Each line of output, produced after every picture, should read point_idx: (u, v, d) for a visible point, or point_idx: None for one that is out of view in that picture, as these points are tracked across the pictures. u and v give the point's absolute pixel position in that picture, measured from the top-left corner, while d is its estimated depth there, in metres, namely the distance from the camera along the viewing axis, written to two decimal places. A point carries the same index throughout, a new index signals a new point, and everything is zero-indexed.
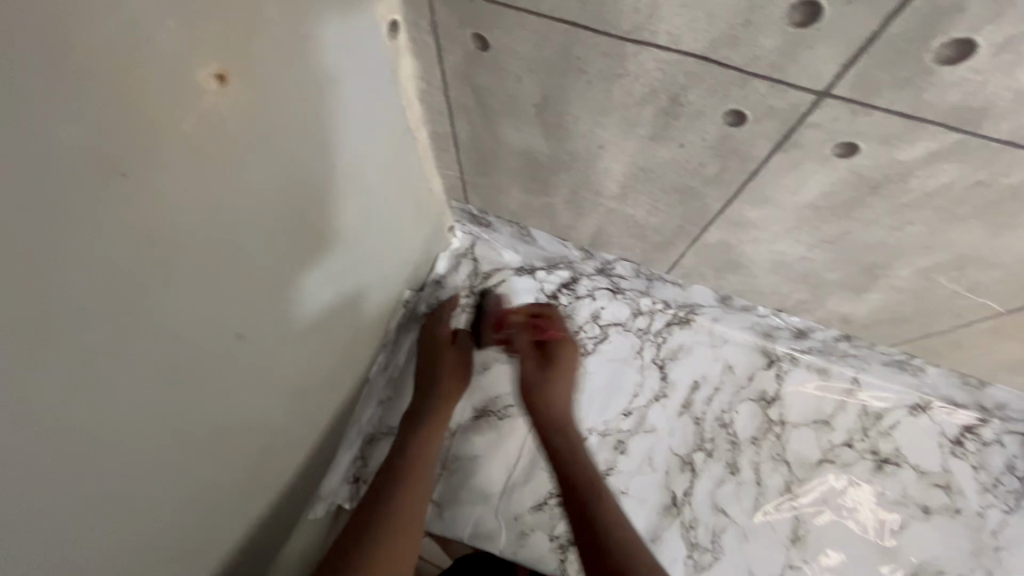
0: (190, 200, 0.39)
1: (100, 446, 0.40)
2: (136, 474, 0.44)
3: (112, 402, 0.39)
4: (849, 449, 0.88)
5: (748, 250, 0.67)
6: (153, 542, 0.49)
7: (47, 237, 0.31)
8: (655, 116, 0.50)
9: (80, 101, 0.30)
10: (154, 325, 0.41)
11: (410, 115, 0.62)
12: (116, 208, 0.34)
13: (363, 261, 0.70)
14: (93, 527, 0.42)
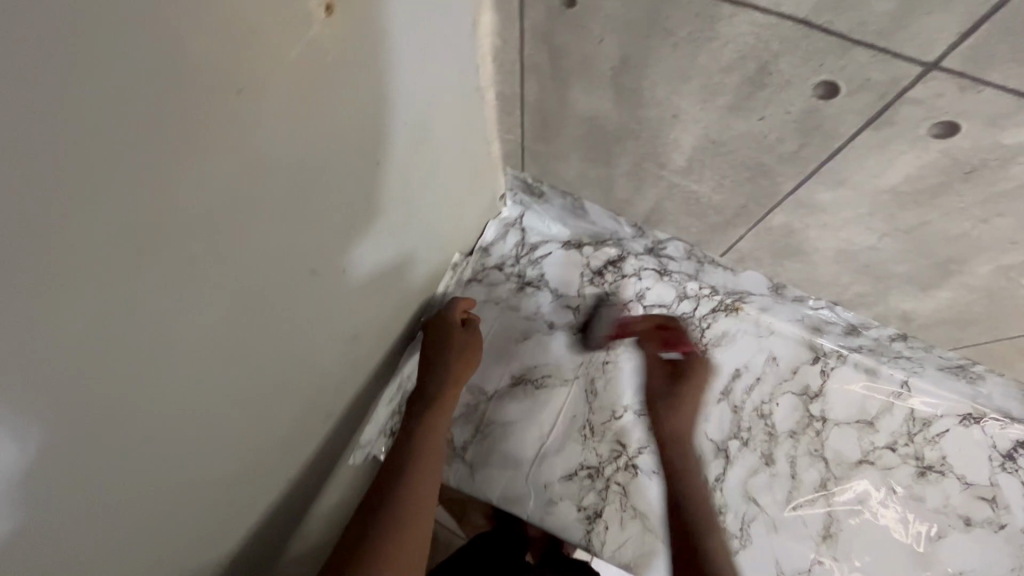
0: (287, 137, 0.40)
1: (185, 366, 0.42)
2: (211, 397, 0.46)
3: (200, 326, 0.41)
4: (892, 452, 0.86)
5: (812, 236, 0.65)
6: (211, 469, 0.51)
7: (149, 151, 0.30)
8: (737, 85, 0.48)
9: (208, 25, 0.30)
10: (240, 256, 0.42)
11: (481, 73, 0.62)
12: (222, 137, 0.34)
13: (425, 220, 0.70)
14: (173, 443, 0.44)
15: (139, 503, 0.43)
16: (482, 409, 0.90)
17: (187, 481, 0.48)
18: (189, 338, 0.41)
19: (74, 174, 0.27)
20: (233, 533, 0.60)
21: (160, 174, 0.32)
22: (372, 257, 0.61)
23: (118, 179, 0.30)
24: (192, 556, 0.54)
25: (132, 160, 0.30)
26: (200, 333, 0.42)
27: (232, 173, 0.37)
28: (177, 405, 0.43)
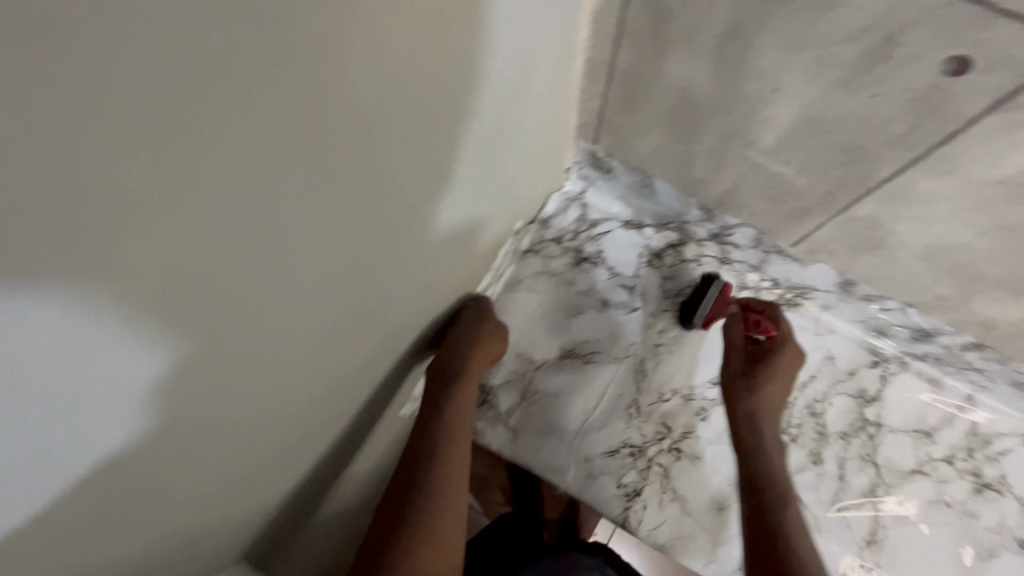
0: (424, 74, 0.40)
1: (302, 300, 0.43)
2: (313, 332, 0.47)
3: (320, 260, 0.42)
4: (948, 466, 0.83)
5: (901, 228, 0.63)
6: (294, 404, 0.52)
7: (308, 55, 0.29)
8: (855, 59, 0.47)
9: None
10: (365, 195, 0.42)
11: (578, 36, 0.61)
12: (376, 64, 0.34)
13: (507, 183, 0.70)
14: (274, 373, 0.45)
15: (238, 423, 0.44)
16: (529, 377, 0.91)
17: (278, 408, 0.49)
18: (306, 267, 0.41)
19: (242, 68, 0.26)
20: (303, 470, 0.61)
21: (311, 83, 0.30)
22: (461, 214, 0.61)
23: (276, 82, 0.28)
24: (270, 483, 0.56)
25: (301, 67, 0.29)
26: (315, 266, 0.42)
27: (367, 96, 0.36)
28: (290, 335, 0.44)
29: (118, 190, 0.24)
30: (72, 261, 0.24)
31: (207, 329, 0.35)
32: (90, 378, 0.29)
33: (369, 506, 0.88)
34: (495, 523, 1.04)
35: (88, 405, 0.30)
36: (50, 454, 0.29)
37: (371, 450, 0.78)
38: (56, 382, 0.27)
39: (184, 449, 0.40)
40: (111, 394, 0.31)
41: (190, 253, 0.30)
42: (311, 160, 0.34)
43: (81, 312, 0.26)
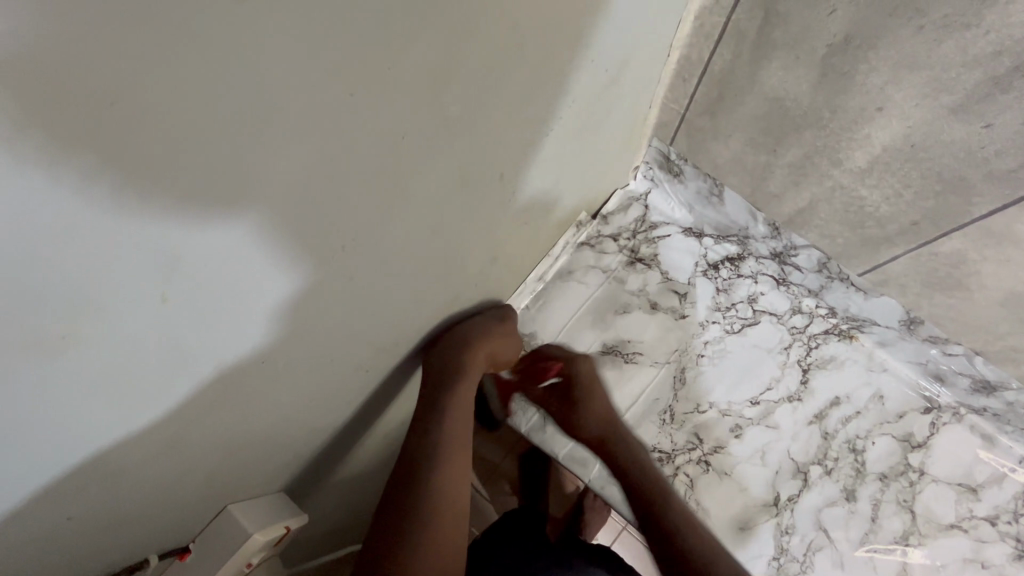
0: (543, 50, 0.40)
1: (390, 255, 0.44)
2: (391, 287, 0.49)
3: (413, 218, 0.43)
4: (989, 526, 0.80)
5: (987, 271, 0.61)
6: (361, 350, 0.54)
7: (451, 6, 0.30)
8: (977, 84, 0.45)
9: None
10: (466, 161, 0.43)
11: (677, 33, 0.61)
12: (506, 31, 0.35)
13: (580, 172, 0.70)
14: (350, 319, 0.47)
15: (316, 356, 0.47)
16: None
17: (348, 351, 0.52)
18: (403, 220, 0.42)
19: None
20: (347, 418, 0.63)
21: (456, 23, 0.31)
22: (535, 194, 0.62)
23: (429, 20, 0.30)
24: (324, 422, 0.59)
25: (445, 22, 0.31)
26: (413, 217, 0.43)
27: (494, 49, 0.36)
28: (373, 286, 0.46)
29: (283, 101, 0.26)
30: (231, 167, 0.26)
31: (319, 261, 0.37)
32: (218, 290, 0.31)
33: (372, 484, 0.87)
34: (506, 511, 1.05)
35: (211, 314, 0.32)
36: (172, 353, 0.32)
37: (392, 423, 0.78)
38: (193, 287, 0.30)
39: (270, 370, 0.42)
40: (230, 309, 0.33)
41: (321, 178, 0.32)
42: (430, 118, 0.36)
43: (227, 227, 0.28)
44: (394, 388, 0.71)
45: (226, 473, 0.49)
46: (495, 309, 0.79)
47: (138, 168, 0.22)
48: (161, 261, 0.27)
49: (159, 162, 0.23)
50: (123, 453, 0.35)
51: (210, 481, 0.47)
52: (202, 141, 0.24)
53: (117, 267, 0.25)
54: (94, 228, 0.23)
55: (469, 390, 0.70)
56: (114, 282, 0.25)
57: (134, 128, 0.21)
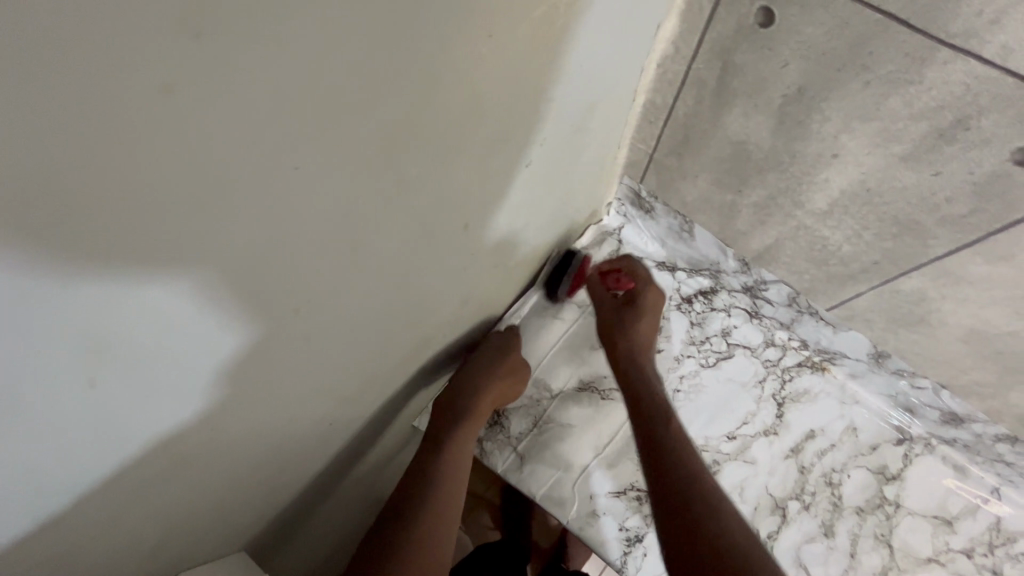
0: (504, 112, 0.40)
1: (351, 309, 0.44)
2: (355, 338, 0.48)
3: (371, 274, 0.42)
4: (966, 558, 0.80)
5: (945, 309, 0.62)
6: (327, 399, 0.52)
7: (399, 80, 0.30)
8: (924, 136, 0.47)
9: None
10: (427, 217, 0.43)
11: (642, 80, 0.62)
12: (461, 98, 0.35)
13: (551, 212, 0.71)
14: (310, 374, 0.46)
15: (277, 411, 0.46)
16: (544, 405, 0.90)
17: (312, 402, 0.50)
18: (365, 274, 0.42)
19: (357, 73, 0.27)
20: (313, 467, 0.62)
21: (405, 95, 0.31)
22: (505, 237, 0.62)
23: (383, 90, 0.29)
24: (289, 472, 0.57)
25: (391, 94, 0.30)
26: (375, 270, 0.42)
27: (456, 111, 0.36)
28: (335, 340, 0.45)
29: (224, 173, 0.25)
30: (168, 237, 0.25)
31: (271, 321, 0.36)
32: (159, 358, 0.31)
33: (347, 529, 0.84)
34: (484, 547, 1.03)
35: (152, 382, 0.31)
36: (110, 425, 0.31)
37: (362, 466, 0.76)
38: (130, 360, 0.29)
39: (221, 433, 0.41)
40: (176, 372, 0.32)
41: (269, 243, 0.31)
42: (384, 182, 0.36)
43: (167, 298, 0.28)
44: (365, 432, 0.69)
45: (180, 538, 0.47)
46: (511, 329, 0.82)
47: (62, 245, 0.21)
48: (89, 343, 0.26)
49: (87, 238, 0.22)
50: (55, 533, 0.33)
51: (162, 547, 0.45)
52: (128, 217, 0.23)
53: (35, 356, 0.24)
54: (5, 322, 0.22)
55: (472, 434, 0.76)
56: (37, 363, 0.24)
57: (56, 210, 0.20)
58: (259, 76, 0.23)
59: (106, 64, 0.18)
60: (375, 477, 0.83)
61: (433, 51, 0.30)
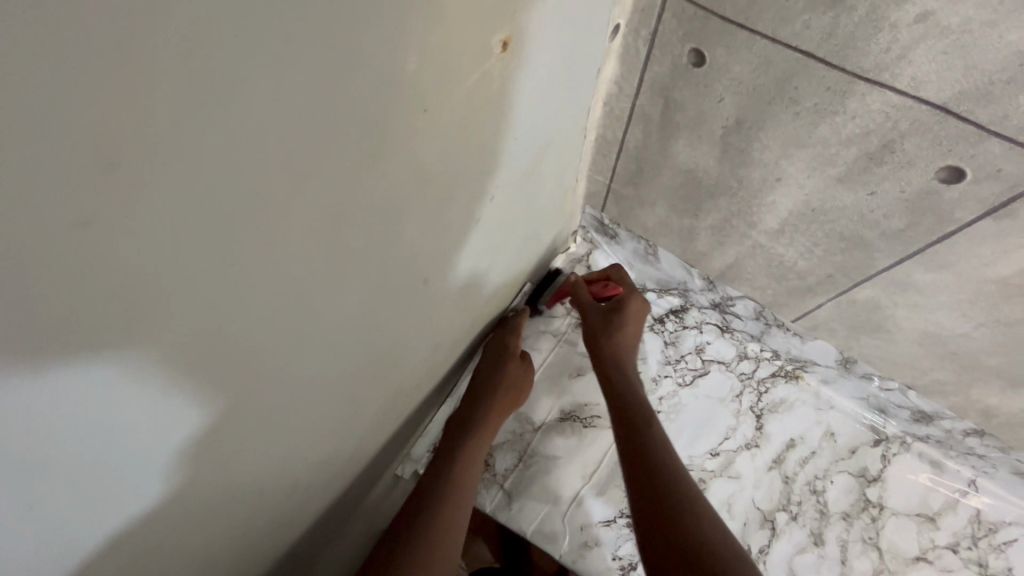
0: (451, 172, 0.41)
1: (314, 373, 0.43)
2: (323, 399, 0.48)
3: (328, 340, 0.42)
4: (952, 553, 0.82)
5: (900, 315, 0.64)
6: (302, 462, 0.52)
7: (332, 163, 0.30)
8: (855, 159, 0.49)
9: (428, 65, 0.31)
10: (382, 277, 0.43)
11: (590, 118, 0.64)
12: (401, 165, 0.35)
13: (515, 248, 0.71)
14: (278, 442, 0.45)
15: (246, 484, 0.45)
16: (527, 439, 0.90)
17: (284, 469, 0.49)
18: (324, 339, 0.41)
19: (286, 166, 0.27)
20: (292, 531, 0.60)
21: (340, 176, 0.31)
22: (469, 280, 0.63)
23: (318, 172, 0.30)
24: (266, 541, 0.55)
25: (325, 177, 0.30)
26: (336, 333, 0.42)
27: (399, 178, 0.36)
28: (300, 405, 0.45)
29: (159, 278, 0.25)
30: (110, 341, 0.25)
31: (228, 401, 0.35)
32: (117, 448, 0.30)
33: None
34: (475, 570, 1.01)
35: (109, 475, 0.30)
36: (70, 522, 0.30)
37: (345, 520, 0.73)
38: (85, 458, 0.28)
39: (189, 515, 0.40)
40: (137, 458, 0.31)
41: (221, 329, 0.31)
42: (332, 254, 0.36)
43: (118, 389, 0.27)
44: (347, 486, 0.68)
45: None
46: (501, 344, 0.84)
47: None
48: (33, 457, 0.25)
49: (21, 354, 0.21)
50: None
51: None
52: (58, 334, 0.22)
53: None
54: None
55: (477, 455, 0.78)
56: None
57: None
58: (183, 188, 0.23)
59: (16, 205, 0.18)
60: (366, 528, 0.80)
61: (362, 130, 0.30)
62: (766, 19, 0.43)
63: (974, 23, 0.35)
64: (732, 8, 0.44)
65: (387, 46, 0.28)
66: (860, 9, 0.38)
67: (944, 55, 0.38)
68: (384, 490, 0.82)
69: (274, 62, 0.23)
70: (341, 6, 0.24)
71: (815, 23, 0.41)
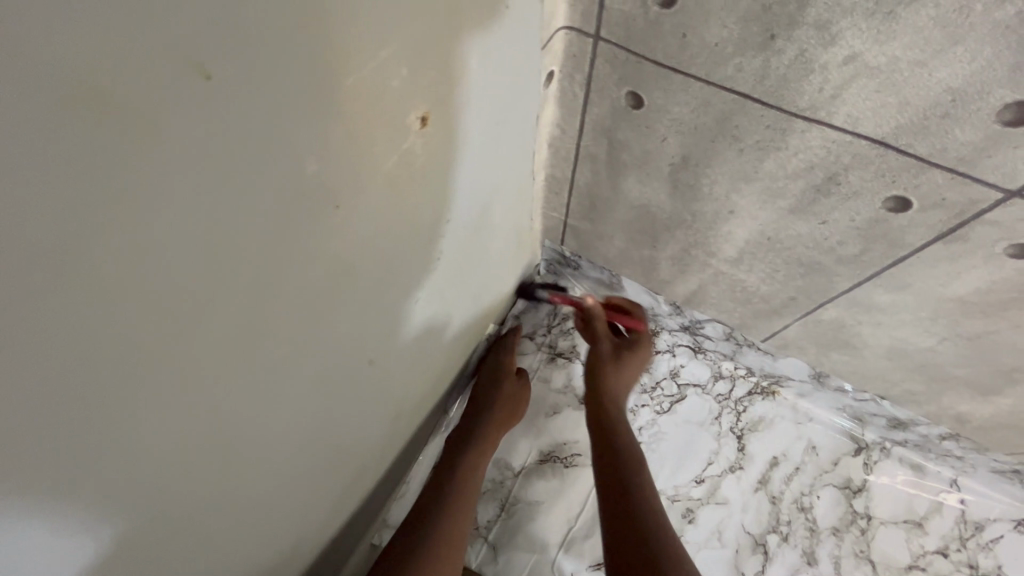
0: (378, 247, 0.38)
1: (251, 477, 0.40)
2: (267, 498, 0.44)
3: (261, 441, 0.38)
4: (943, 558, 0.81)
5: (866, 332, 0.63)
6: (257, 566, 0.47)
7: (229, 278, 0.28)
8: (803, 191, 0.49)
9: (326, 156, 0.29)
10: (314, 365, 0.40)
11: (537, 160, 0.62)
12: (316, 256, 0.33)
13: (472, 295, 0.69)
14: (220, 556, 0.41)
15: None
16: (508, 486, 0.86)
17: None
18: (256, 442, 0.38)
19: (168, 295, 0.25)
20: None
21: (243, 287, 0.29)
22: (425, 340, 0.60)
23: (215, 291, 0.27)
24: None
25: (222, 293, 0.28)
26: (269, 432, 0.39)
27: (316, 267, 0.33)
28: (238, 513, 0.41)
29: (17, 444, 0.21)
30: None
31: (142, 538, 0.31)
32: None
33: None
34: None
35: None
36: None
37: None
38: None
39: None
40: None
41: (124, 469, 0.28)
42: (248, 361, 0.33)
43: None
44: (315, 569, 0.63)
45: None
46: (491, 388, 0.83)
47: None
48: None
49: None
50: None
51: None
52: None
53: None
54: None
55: (466, 510, 0.74)
56: None
57: None
58: (28, 346, 0.20)
59: None
60: None
61: (260, 238, 0.28)
62: (698, 62, 0.41)
63: (903, 62, 0.34)
64: (663, 53, 0.42)
65: (271, 154, 0.25)
66: (789, 52, 0.37)
67: (876, 93, 0.37)
68: (359, 557, 0.77)
69: (128, 204, 0.21)
70: (206, 131, 0.22)
71: (747, 66, 0.39)
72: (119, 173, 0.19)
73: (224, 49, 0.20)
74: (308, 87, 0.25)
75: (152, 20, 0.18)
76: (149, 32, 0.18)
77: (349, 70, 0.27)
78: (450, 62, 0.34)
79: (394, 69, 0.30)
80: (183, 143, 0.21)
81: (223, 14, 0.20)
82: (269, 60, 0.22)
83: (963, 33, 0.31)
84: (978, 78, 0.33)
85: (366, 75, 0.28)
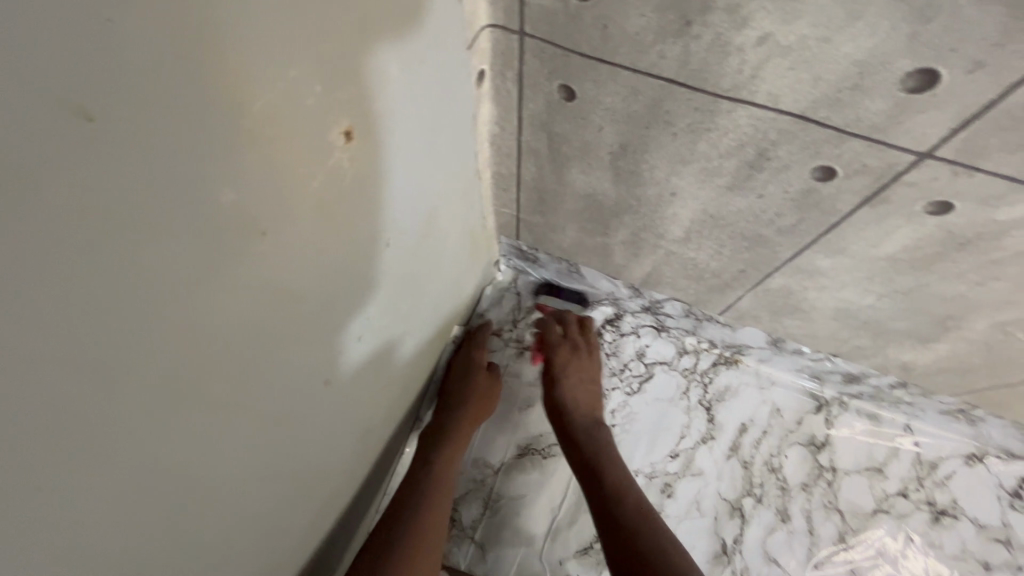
0: (318, 265, 0.38)
1: (216, 512, 0.38)
2: (236, 532, 0.42)
3: (222, 476, 0.37)
4: (903, 499, 0.86)
5: (811, 296, 0.66)
6: None
7: (162, 323, 0.27)
8: (737, 168, 0.50)
9: (242, 185, 0.28)
10: (265, 393, 0.38)
11: (480, 158, 0.62)
12: (250, 285, 0.32)
13: (430, 302, 0.68)
14: None
15: None
16: (489, 483, 0.87)
17: None
18: (214, 480, 0.36)
19: (96, 351, 0.24)
20: None
21: (177, 329, 0.28)
22: (384, 350, 0.59)
23: (147, 337, 0.26)
24: None
25: (157, 339, 0.27)
26: (226, 468, 0.38)
27: (252, 295, 0.32)
28: (208, 551, 0.39)
29: None
30: None
31: None
32: None
33: None
34: None
35: None
36: None
37: None
38: None
39: None
40: None
41: (75, 534, 0.26)
42: (195, 403, 0.31)
43: None
44: None
45: None
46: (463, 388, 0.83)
47: None
48: None
49: None
50: None
51: None
52: None
53: None
54: None
55: (441, 511, 0.73)
56: None
57: None
58: None
59: None
60: None
61: (187, 277, 0.27)
62: (621, 51, 0.42)
63: (811, 40, 0.35)
64: (587, 45, 0.42)
65: (188, 191, 0.25)
66: (705, 37, 0.38)
67: (791, 70, 0.38)
68: None
69: (22, 268, 0.19)
70: (108, 177, 0.21)
71: (669, 52, 0.40)
72: (21, 234, 0.19)
73: (107, 91, 0.20)
74: (211, 118, 0.24)
75: (19, 72, 0.17)
76: (18, 85, 0.17)
77: (252, 94, 0.26)
78: (367, 73, 0.33)
79: (304, 86, 0.29)
80: (78, 194, 0.20)
81: (100, 55, 0.19)
82: (158, 94, 0.21)
83: (863, 8, 0.32)
84: (881, 49, 0.34)
85: (276, 99, 0.27)
